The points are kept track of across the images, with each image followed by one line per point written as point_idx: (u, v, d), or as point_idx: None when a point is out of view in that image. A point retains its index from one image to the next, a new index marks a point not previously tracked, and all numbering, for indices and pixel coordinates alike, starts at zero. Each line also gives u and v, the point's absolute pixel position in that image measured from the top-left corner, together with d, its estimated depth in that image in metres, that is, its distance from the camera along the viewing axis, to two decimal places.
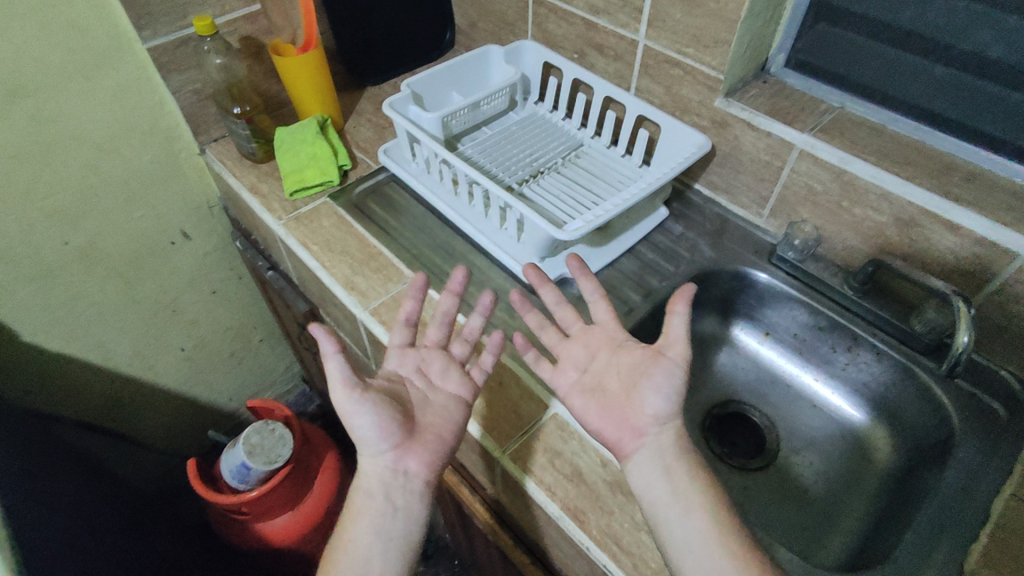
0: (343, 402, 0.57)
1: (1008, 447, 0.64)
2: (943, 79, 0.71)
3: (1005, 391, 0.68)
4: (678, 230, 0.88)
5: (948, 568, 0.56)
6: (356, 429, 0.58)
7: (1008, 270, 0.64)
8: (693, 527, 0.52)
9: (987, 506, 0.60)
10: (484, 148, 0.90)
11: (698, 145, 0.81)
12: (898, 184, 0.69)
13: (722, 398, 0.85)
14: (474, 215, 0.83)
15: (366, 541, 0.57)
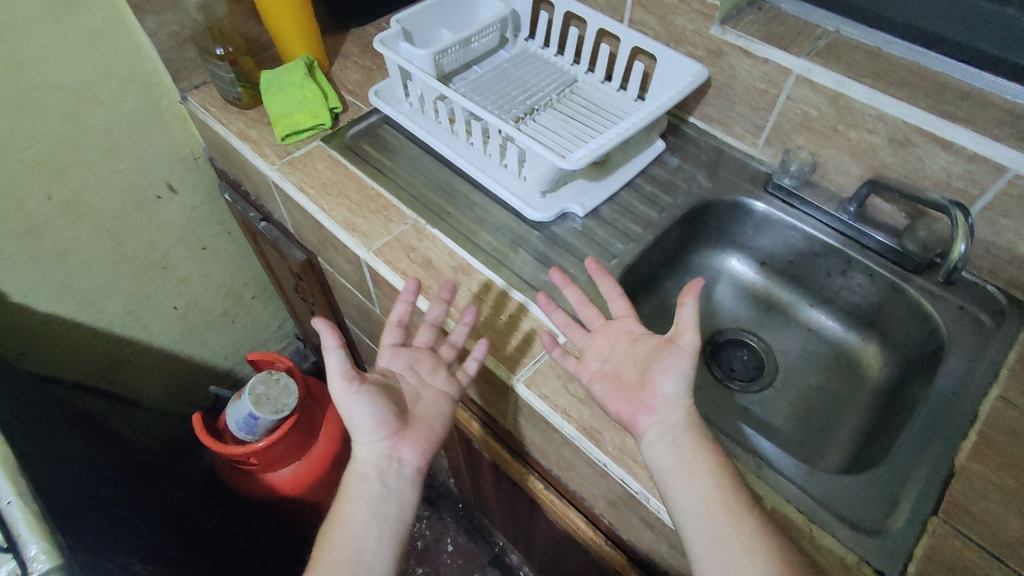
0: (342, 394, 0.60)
1: (996, 351, 0.68)
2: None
3: (991, 304, 0.72)
4: (674, 162, 0.88)
5: (941, 465, 0.60)
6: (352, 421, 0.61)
7: (997, 184, 0.66)
8: (691, 453, 0.55)
9: (975, 407, 0.64)
10: (477, 86, 0.88)
11: (696, 75, 0.81)
12: (894, 105, 0.69)
13: (721, 326, 0.87)
14: (473, 153, 0.82)
15: (361, 522, 0.60)
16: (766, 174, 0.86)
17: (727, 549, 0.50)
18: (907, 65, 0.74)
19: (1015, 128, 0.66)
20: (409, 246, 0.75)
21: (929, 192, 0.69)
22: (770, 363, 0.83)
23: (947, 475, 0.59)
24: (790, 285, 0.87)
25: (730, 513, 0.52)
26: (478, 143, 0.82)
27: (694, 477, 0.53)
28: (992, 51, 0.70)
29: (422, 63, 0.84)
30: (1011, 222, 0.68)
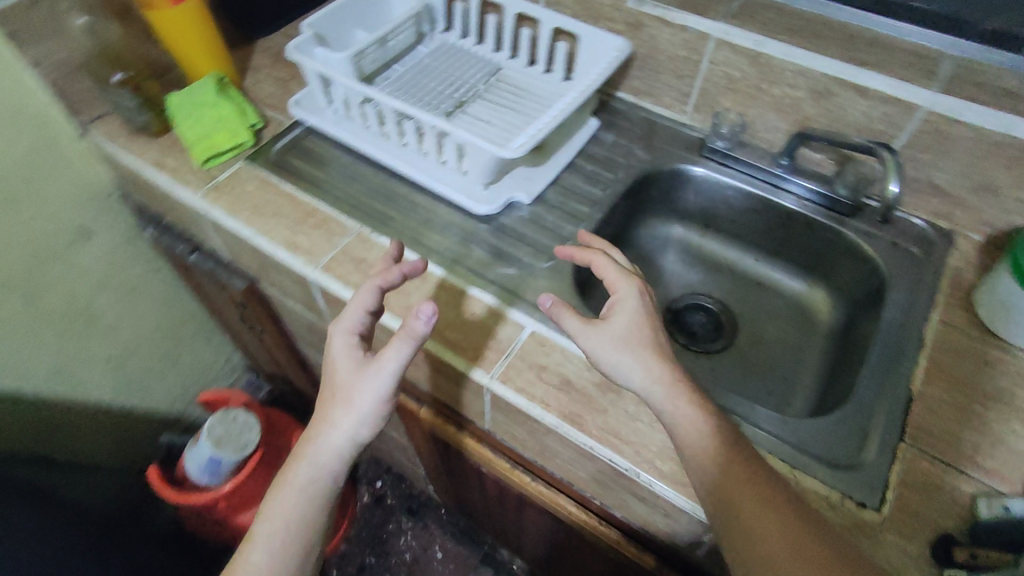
0: (381, 385, 0.58)
1: (931, 278, 0.72)
2: None
3: (920, 236, 0.76)
4: (610, 138, 0.88)
5: (901, 392, 0.63)
6: (362, 412, 0.58)
7: (913, 122, 0.70)
8: (711, 465, 0.51)
9: (922, 333, 0.68)
10: (401, 85, 0.85)
11: (619, 49, 0.80)
12: (811, 58, 0.72)
13: (677, 294, 0.88)
14: (410, 155, 0.79)
15: (311, 507, 0.60)
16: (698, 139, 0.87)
17: (756, 539, 0.48)
18: (816, 19, 0.77)
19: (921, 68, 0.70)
20: (356, 258, 0.72)
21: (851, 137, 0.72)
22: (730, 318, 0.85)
23: (908, 401, 0.62)
24: (735, 243, 0.89)
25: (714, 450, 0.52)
26: (413, 145, 0.80)
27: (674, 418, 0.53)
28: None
29: (341, 69, 0.80)
30: (929, 156, 0.72)
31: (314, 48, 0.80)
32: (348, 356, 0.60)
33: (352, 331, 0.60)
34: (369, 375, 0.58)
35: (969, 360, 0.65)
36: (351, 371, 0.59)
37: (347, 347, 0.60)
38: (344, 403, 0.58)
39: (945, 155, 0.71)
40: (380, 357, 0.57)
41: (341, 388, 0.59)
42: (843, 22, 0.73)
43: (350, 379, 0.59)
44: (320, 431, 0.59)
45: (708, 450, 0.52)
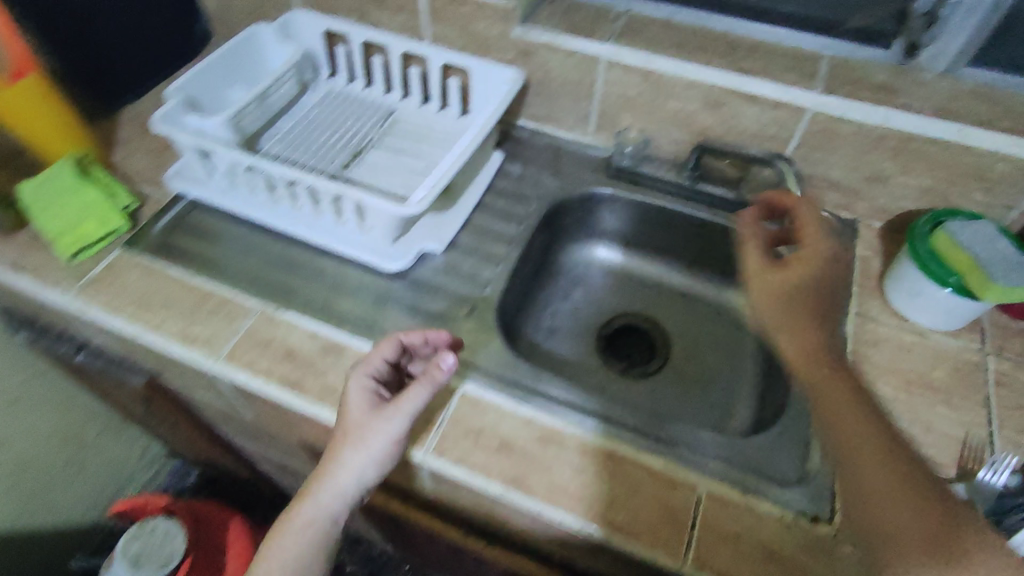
0: (393, 427, 0.56)
1: None
2: None
3: None
4: (515, 171, 0.85)
5: None
6: (376, 453, 0.55)
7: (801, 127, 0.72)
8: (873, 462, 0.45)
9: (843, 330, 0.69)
10: (289, 143, 0.80)
11: (512, 80, 0.78)
12: (699, 71, 0.73)
13: (607, 317, 0.87)
14: (307, 217, 0.74)
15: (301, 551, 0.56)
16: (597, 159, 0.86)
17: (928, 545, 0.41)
18: (699, 31, 0.77)
19: (804, 71, 0.71)
20: (262, 341, 0.66)
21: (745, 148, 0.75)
22: (659, 336, 0.85)
23: None
24: (658, 262, 0.89)
25: (835, 390, 0.49)
26: (307, 208, 0.74)
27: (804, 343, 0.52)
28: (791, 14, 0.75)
29: (219, 137, 0.74)
30: (823, 154, 0.74)
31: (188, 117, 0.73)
32: (364, 402, 0.57)
33: (368, 376, 0.58)
34: (383, 418, 0.55)
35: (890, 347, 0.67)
36: (365, 413, 0.56)
37: (361, 393, 0.57)
38: (355, 445, 0.55)
39: (836, 152, 0.73)
40: (396, 401, 0.56)
41: (351, 430, 0.56)
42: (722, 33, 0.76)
43: (364, 422, 0.56)
44: (327, 472, 0.56)
45: (833, 397, 0.49)
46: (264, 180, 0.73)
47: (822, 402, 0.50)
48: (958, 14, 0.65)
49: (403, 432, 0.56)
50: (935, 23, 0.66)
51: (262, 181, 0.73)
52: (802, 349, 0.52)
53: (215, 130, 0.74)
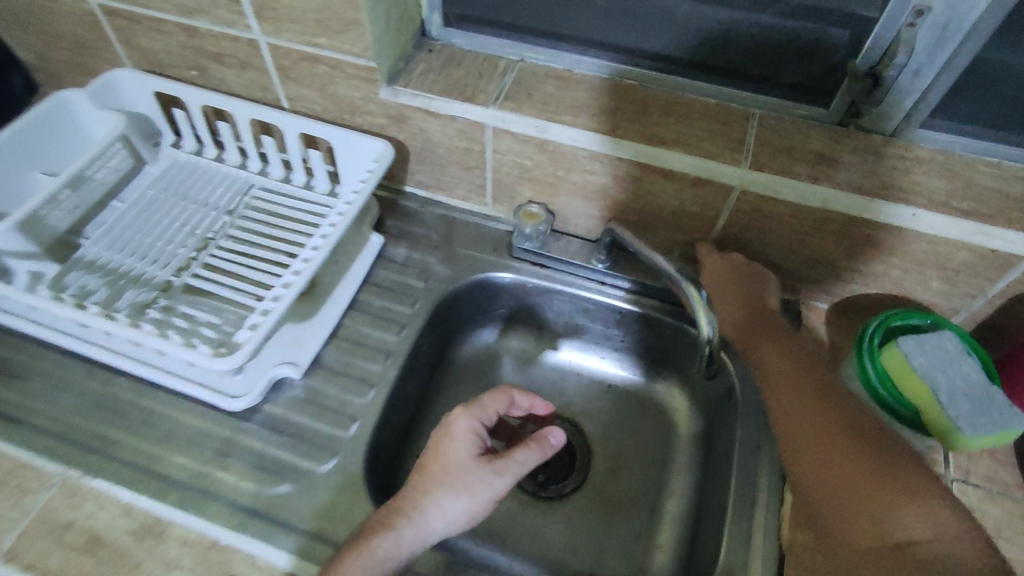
0: (498, 484, 0.55)
1: None
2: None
3: None
4: (591, 287, 0.73)
5: None
6: (472, 502, 0.54)
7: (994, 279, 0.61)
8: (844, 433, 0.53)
9: None
10: (277, 208, 0.72)
11: (619, 203, 0.69)
12: (873, 209, 0.59)
13: (658, 485, 0.72)
14: (239, 299, 0.64)
15: None
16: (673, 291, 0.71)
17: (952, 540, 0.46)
18: (857, 187, 0.60)
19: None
20: (249, 409, 0.63)
21: (956, 352, 0.55)
22: (692, 510, 0.69)
23: None
24: (704, 419, 0.73)
25: (766, 343, 0.63)
26: (220, 286, 0.65)
27: (755, 345, 0.63)
28: (982, 177, 0.60)
29: (269, 185, 0.74)
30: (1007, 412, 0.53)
31: (240, 158, 0.76)
32: (472, 443, 0.56)
33: (478, 422, 0.57)
34: (493, 471, 0.55)
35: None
36: (475, 453, 0.56)
37: (473, 433, 0.57)
38: (457, 488, 0.54)
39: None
40: (512, 455, 0.56)
41: (453, 471, 0.55)
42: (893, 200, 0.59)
43: (472, 467, 0.55)
44: (420, 509, 0.52)
45: (773, 357, 0.61)
46: (233, 243, 0.69)
47: (750, 347, 0.64)
48: None
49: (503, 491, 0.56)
50: None
51: (231, 241, 0.69)
52: (762, 347, 0.63)
53: (233, 180, 0.74)
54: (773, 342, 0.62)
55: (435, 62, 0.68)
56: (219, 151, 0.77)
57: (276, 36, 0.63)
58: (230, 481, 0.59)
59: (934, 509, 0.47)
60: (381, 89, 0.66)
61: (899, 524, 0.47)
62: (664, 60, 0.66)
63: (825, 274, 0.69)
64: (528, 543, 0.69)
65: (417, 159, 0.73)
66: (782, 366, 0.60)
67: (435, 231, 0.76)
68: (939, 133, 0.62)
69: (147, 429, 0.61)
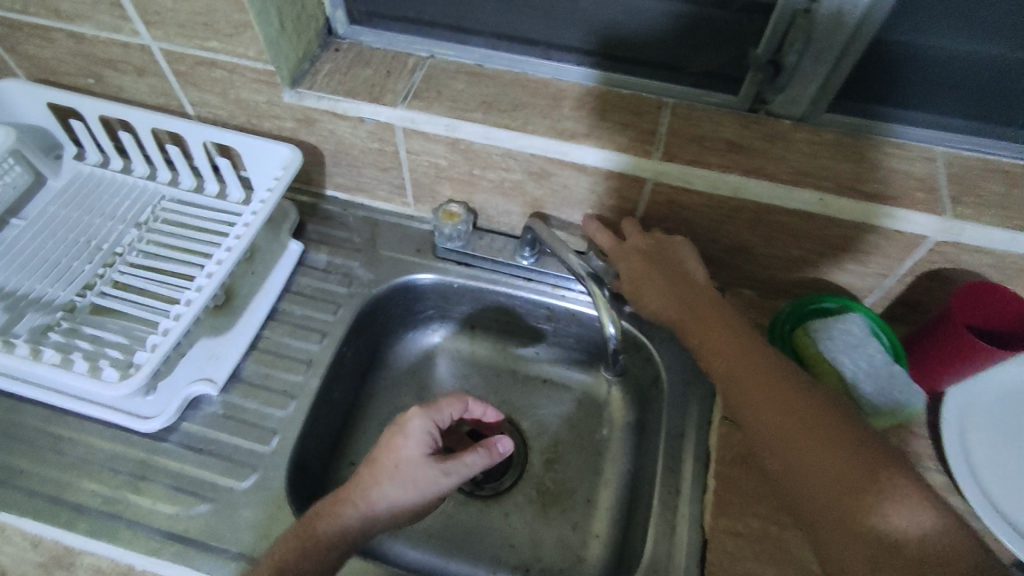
0: (444, 484, 0.53)
1: None
2: (938, 131, 0.62)
3: None
4: (519, 284, 0.72)
5: None
6: (417, 497, 0.51)
7: (902, 259, 0.62)
8: (801, 416, 0.51)
9: None
10: (190, 219, 0.68)
11: (538, 197, 0.68)
12: (781, 194, 0.60)
13: (595, 478, 0.72)
14: (145, 317, 0.61)
15: None
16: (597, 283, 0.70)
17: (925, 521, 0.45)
18: (765, 173, 0.60)
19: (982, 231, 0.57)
20: (164, 429, 0.59)
21: (857, 331, 0.57)
22: (627, 502, 0.69)
23: None
24: (636, 409, 0.73)
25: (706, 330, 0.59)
26: (126, 304, 0.62)
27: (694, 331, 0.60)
28: (887, 157, 0.61)
29: (179, 196, 0.71)
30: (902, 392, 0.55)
31: (148, 168, 0.73)
32: (426, 442, 0.53)
33: (433, 422, 0.55)
34: (442, 471, 0.52)
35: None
36: (424, 448, 0.53)
37: (428, 433, 0.54)
38: (402, 481, 0.51)
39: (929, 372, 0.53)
40: (461, 457, 0.54)
41: (404, 466, 0.52)
42: (798, 186, 0.59)
43: (422, 464, 0.52)
44: (361, 496, 0.50)
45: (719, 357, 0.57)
46: (141, 258, 0.65)
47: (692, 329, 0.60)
48: None
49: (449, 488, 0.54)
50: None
51: (139, 256, 0.65)
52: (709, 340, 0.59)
53: (140, 191, 0.71)
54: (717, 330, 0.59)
55: (341, 62, 0.66)
56: (125, 161, 0.73)
57: (167, 41, 0.61)
58: (146, 505, 0.55)
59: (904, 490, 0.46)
60: (284, 92, 0.63)
61: (874, 502, 0.46)
62: (573, 52, 0.66)
63: (745, 261, 0.69)
64: (464, 543, 0.68)
65: (332, 161, 0.71)
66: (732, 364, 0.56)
67: (357, 234, 0.74)
68: (845, 116, 0.62)
69: (58, 456, 0.57)
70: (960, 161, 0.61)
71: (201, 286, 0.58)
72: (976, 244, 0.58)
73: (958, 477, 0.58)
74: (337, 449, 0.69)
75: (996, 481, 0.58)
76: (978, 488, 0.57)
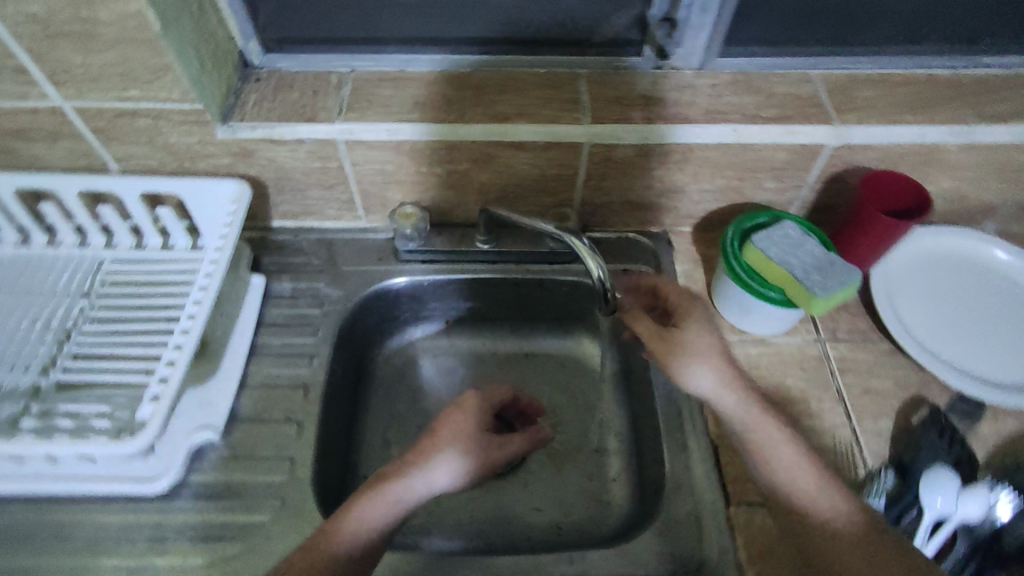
0: (495, 455, 0.59)
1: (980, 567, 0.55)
2: (810, 55, 0.72)
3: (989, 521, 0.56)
4: (483, 267, 0.75)
5: None
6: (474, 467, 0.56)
7: (809, 168, 0.71)
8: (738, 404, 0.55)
9: None
10: (143, 277, 0.67)
11: (486, 183, 0.72)
12: (699, 131, 0.67)
13: (597, 430, 0.76)
14: (125, 379, 0.59)
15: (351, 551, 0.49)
16: (557, 250, 0.75)
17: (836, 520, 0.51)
18: (681, 118, 0.67)
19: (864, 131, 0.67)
20: (173, 487, 0.57)
21: (788, 232, 0.63)
22: (632, 441, 0.74)
23: None
24: (617, 358, 0.79)
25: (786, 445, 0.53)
26: (100, 373, 0.59)
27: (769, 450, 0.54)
28: (775, 85, 0.70)
29: (122, 257, 0.68)
30: (843, 271, 0.60)
31: (78, 237, 0.69)
32: (480, 420, 0.58)
33: (485, 405, 0.60)
34: (491, 444, 0.59)
35: (978, 487, 0.56)
36: (479, 427, 0.57)
37: (483, 411, 0.60)
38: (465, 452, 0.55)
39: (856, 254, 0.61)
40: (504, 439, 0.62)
41: (463, 438, 0.56)
42: (713, 122, 0.67)
43: (479, 439, 0.57)
44: (423, 462, 0.54)
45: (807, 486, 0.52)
46: (101, 325, 0.63)
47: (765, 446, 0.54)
48: (939, 58, 0.72)
49: (495, 461, 0.60)
50: (925, 53, 0.72)
51: (99, 324, 0.63)
52: (782, 456, 0.53)
53: (78, 261, 0.68)
54: (794, 446, 0.54)
55: (265, 90, 0.67)
56: (50, 235, 0.69)
57: (80, 98, 0.59)
58: (176, 565, 0.53)
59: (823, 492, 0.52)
60: (216, 128, 0.63)
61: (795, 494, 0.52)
62: (487, 43, 0.70)
63: (681, 202, 0.76)
64: (495, 521, 0.70)
65: (277, 190, 0.71)
66: (801, 467, 0.53)
67: (315, 256, 0.74)
68: (734, 58, 0.71)
69: (66, 544, 0.54)
70: (833, 77, 0.71)
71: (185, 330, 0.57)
72: (864, 143, 0.68)
73: (899, 340, 0.67)
74: (348, 467, 0.68)
75: (914, 322, 0.69)
76: (917, 347, 0.67)
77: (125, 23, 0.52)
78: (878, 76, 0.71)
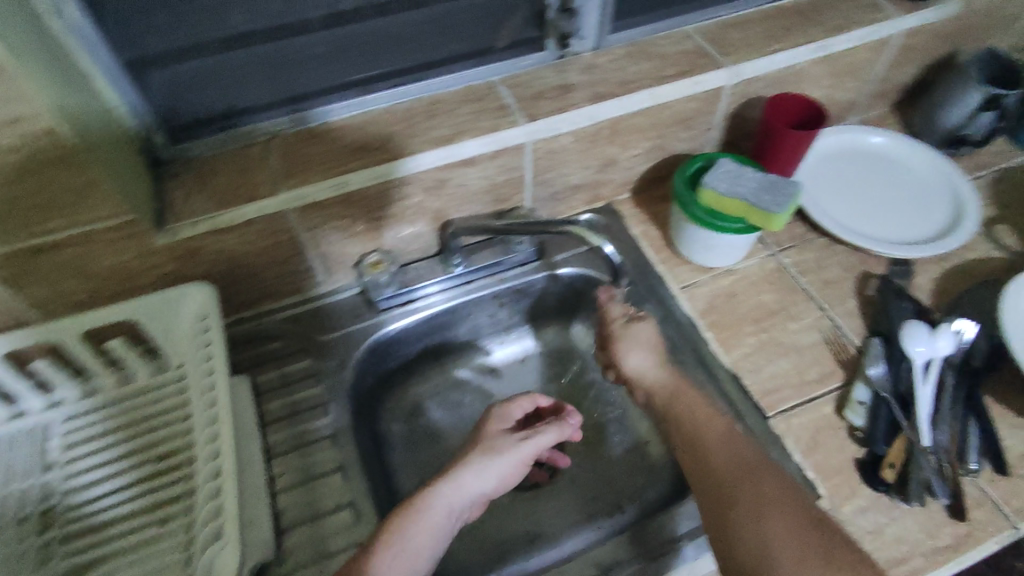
0: (524, 449, 0.58)
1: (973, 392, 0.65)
2: (681, 14, 0.80)
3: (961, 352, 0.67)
4: (461, 290, 0.75)
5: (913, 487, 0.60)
6: (507, 466, 0.57)
7: (713, 111, 0.79)
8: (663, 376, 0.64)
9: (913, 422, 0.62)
10: (112, 423, 0.59)
11: (442, 208, 0.72)
12: (621, 104, 0.72)
13: (613, 402, 0.80)
14: (148, 536, 0.53)
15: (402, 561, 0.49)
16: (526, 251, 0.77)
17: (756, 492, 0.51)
18: (602, 97, 0.72)
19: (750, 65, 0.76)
20: None
21: (729, 169, 0.70)
22: None
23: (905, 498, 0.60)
24: None
25: (713, 437, 0.56)
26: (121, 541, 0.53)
27: (688, 419, 0.59)
28: (664, 46, 0.77)
29: (70, 411, 0.59)
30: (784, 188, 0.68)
31: None
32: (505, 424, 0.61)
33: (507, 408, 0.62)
34: (519, 437, 0.59)
35: (943, 326, 0.65)
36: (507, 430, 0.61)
37: (507, 417, 0.62)
38: (499, 453, 0.58)
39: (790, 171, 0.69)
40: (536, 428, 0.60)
41: (493, 438, 0.59)
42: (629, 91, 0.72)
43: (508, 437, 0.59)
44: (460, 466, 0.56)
45: (722, 448, 0.55)
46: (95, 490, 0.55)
47: (676, 410, 0.61)
48: None
49: (528, 457, 0.59)
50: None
51: (85, 492, 0.55)
52: (715, 429, 0.57)
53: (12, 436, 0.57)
54: (724, 434, 0.57)
55: (189, 182, 0.62)
56: None
57: None
58: None
59: (754, 467, 0.53)
60: (155, 236, 0.58)
61: (714, 448, 0.56)
62: (399, 74, 0.70)
63: (615, 172, 0.81)
64: (560, 520, 0.71)
65: (231, 281, 0.66)
66: (722, 444, 0.56)
67: (290, 335, 0.70)
68: (622, 32, 0.77)
69: None
70: (705, 28, 0.80)
71: (220, 451, 0.54)
72: (753, 76, 0.77)
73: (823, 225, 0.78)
74: None
75: (828, 209, 0.81)
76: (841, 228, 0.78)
77: (33, 148, 0.46)
78: (739, 18, 0.81)
